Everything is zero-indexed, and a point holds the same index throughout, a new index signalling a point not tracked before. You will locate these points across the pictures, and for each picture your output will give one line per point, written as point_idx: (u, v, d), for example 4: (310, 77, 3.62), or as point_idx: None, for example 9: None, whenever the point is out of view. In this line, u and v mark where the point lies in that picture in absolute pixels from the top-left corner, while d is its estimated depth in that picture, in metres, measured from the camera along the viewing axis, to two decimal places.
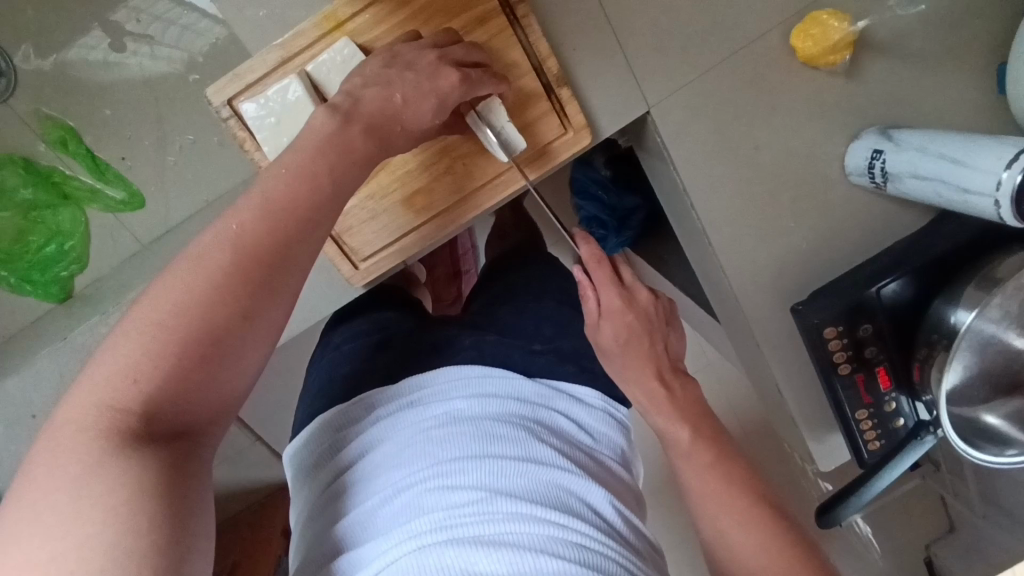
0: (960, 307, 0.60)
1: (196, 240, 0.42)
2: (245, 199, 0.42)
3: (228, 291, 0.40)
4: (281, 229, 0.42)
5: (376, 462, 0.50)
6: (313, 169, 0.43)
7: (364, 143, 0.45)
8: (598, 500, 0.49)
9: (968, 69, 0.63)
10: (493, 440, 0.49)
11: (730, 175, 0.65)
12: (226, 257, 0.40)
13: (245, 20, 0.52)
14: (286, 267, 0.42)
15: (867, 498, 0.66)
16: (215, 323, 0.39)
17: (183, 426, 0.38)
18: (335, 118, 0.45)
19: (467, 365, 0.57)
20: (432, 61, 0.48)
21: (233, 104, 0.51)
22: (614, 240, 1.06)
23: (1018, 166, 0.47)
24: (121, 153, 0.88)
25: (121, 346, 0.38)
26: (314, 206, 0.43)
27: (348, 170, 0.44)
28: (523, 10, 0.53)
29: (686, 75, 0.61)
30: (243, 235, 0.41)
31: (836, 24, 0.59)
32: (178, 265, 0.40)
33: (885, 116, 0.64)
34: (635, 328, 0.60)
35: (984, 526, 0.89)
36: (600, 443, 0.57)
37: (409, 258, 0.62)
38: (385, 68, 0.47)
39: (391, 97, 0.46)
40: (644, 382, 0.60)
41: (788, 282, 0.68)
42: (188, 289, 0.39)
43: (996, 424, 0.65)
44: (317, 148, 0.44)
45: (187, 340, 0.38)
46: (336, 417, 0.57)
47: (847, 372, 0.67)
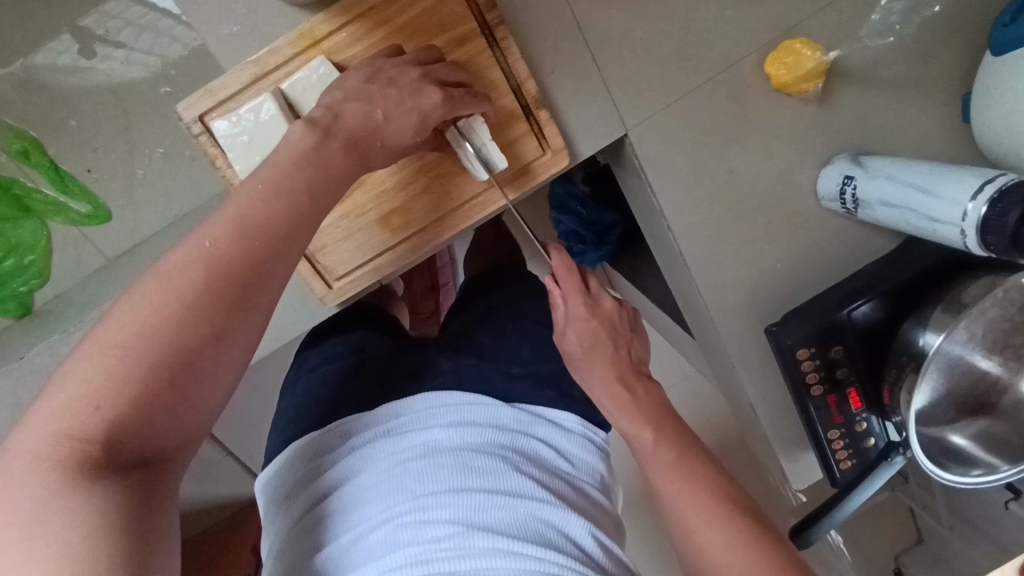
0: (928, 331, 0.61)
1: (167, 255, 0.40)
2: (219, 215, 0.41)
3: (199, 315, 0.38)
4: (256, 248, 0.41)
5: (352, 494, 0.49)
6: (290, 185, 0.42)
7: (344, 159, 0.44)
8: (578, 531, 0.49)
9: (933, 98, 0.65)
10: (471, 471, 0.48)
11: (706, 198, 0.65)
12: (197, 278, 0.39)
13: (219, 35, 0.51)
14: (260, 290, 0.41)
15: (840, 518, 0.66)
16: (186, 348, 0.38)
17: (149, 455, 0.37)
18: (313, 133, 0.44)
19: (447, 391, 0.56)
20: (413, 79, 0.47)
21: (205, 120, 0.50)
22: (593, 254, 1.07)
23: (983, 197, 0.49)
24: (86, 165, 0.85)
25: (83, 370, 0.36)
26: (291, 222, 0.42)
27: (327, 185, 0.43)
28: (502, 32, 0.53)
29: (665, 99, 0.62)
30: (215, 257, 0.40)
31: (809, 53, 0.60)
32: (147, 283, 0.39)
33: (856, 143, 0.65)
34: (599, 333, 0.60)
35: (951, 538, 0.91)
36: (578, 469, 0.57)
37: (385, 277, 0.61)
38: (366, 83, 0.47)
39: (371, 114, 0.46)
40: (605, 385, 0.59)
41: (764, 305, 0.69)
42: (159, 310, 0.38)
43: (962, 444, 0.67)
44: (293, 165, 0.42)
45: (154, 365, 0.37)
46: (311, 445, 0.56)
47: (820, 393, 0.68)
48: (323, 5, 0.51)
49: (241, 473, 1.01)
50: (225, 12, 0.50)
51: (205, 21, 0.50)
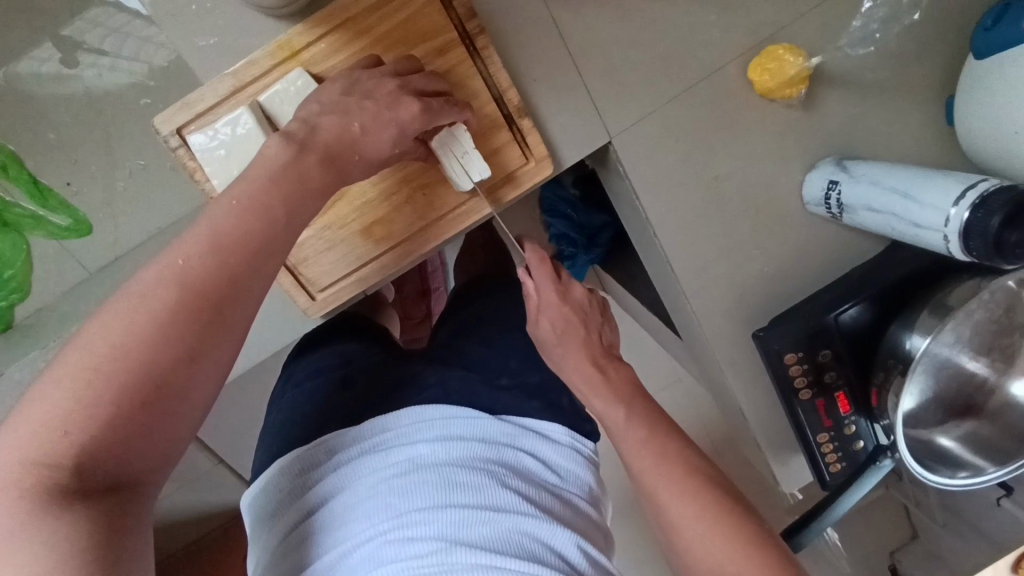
0: (914, 333, 0.61)
1: (137, 273, 0.40)
2: (191, 231, 0.41)
3: (172, 335, 0.38)
4: (229, 267, 0.40)
5: (336, 511, 0.48)
6: (265, 199, 0.42)
7: (322, 174, 0.44)
8: (564, 544, 0.48)
9: (917, 101, 0.65)
10: (455, 487, 0.48)
11: (691, 204, 0.65)
12: (170, 296, 0.38)
13: (195, 48, 0.50)
14: (234, 307, 0.41)
15: (828, 522, 0.66)
16: (158, 368, 0.37)
17: (122, 479, 0.37)
18: (289, 147, 0.43)
19: (433, 404, 0.56)
20: (392, 92, 0.47)
21: (182, 133, 0.50)
22: (584, 258, 1.07)
23: (965, 203, 0.49)
24: (66, 177, 0.82)
25: (50, 394, 0.35)
26: (265, 238, 0.42)
27: (303, 198, 0.43)
28: (483, 41, 0.52)
29: (648, 106, 0.61)
30: (189, 275, 0.39)
31: (792, 59, 0.59)
32: (117, 303, 0.38)
33: (841, 148, 0.65)
34: (572, 318, 0.59)
35: (944, 535, 0.91)
36: (566, 481, 0.57)
37: (369, 288, 0.61)
38: (344, 95, 0.46)
39: (349, 127, 0.45)
40: (579, 369, 0.58)
41: (751, 311, 0.69)
42: (130, 331, 0.37)
43: (950, 447, 0.69)
44: (269, 179, 0.42)
45: (124, 388, 0.36)
46: (296, 460, 0.55)
47: (808, 397, 0.68)
48: (301, 16, 0.51)
49: (233, 483, 1.01)
50: (202, 25, 0.50)
51: (180, 34, 0.50)
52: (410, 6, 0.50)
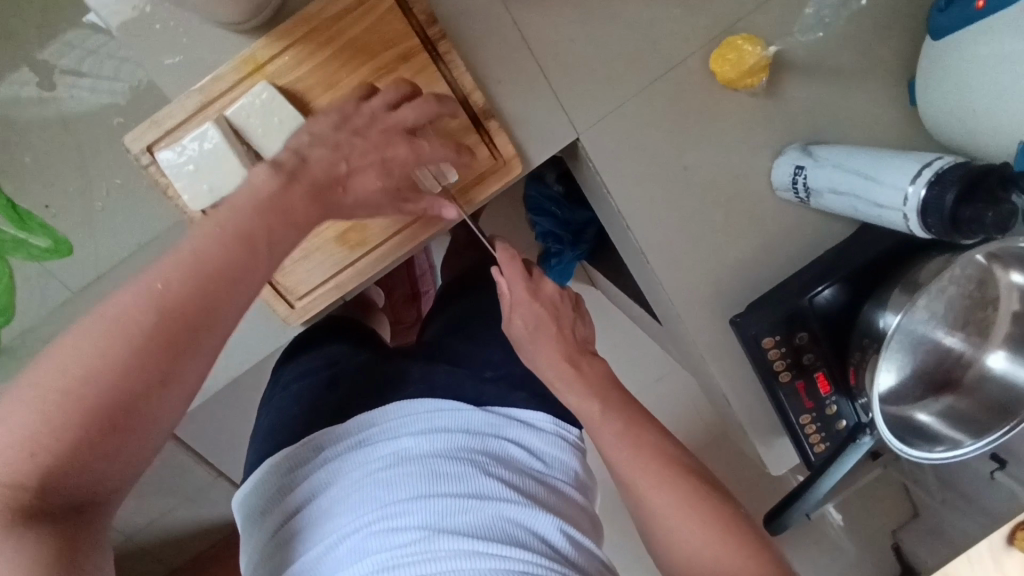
0: (887, 311, 0.63)
1: (114, 293, 0.40)
2: (171, 255, 0.41)
3: (146, 358, 0.39)
4: (204, 293, 0.41)
5: (323, 506, 0.49)
6: (248, 229, 0.42)
7: (308, 206, 0.45)
8: (547, 528, 0.49)
9: (881, 84, 0.66)
10: (439, 477, 0.49)
11: (663, 195, 0.66)
12: (143, 322, 0.39)
13: (163, 67, 0.51)
14: (207, 333, 0.41)
15: (812, 499, 0.69)
16: (126, 391, 0.38)
17: (81, 499, 0.39)
18: (278, 177, 0.44)
19: (417, 399, 0.56)
20: (384, 129, 0.50)
21: (153, 150, 0.51)
22: (571, 254, 1.08)
23: (922, 181, 0.50)
24: (45, 200, 0.71)
25: (19, 415, 0.37)
26: (241, 267, 0.42)
27: (284, 231, 0.44)
28: (445, 46, 0.53)
29: (614, 101, 0.62)
30: (162, 300, 0.39)
31: (750, 49, 0.60)
32: (91, 324, 0.39)
33: (807, 133, 0.66)
34: (543, 315, 0.60)
35: (943, 510, 0.93)
36: (551, 468, 0.58)
37: (348, 293, 0.62)
38: (335, 130, 0.48)
39: (337, 163, 0.47)
40: (553, 363, 0.58)
41: (729, 296, 0.70)
42: (102, 355, 0.38)
43: (929, 422, 0.71)
44: (253, 211, 0.43)
45: (90, 411, 0.38)
46: (285, 459, 0.56)
47: (788, 379, 0.69)
48: (264, 30, 0.51)
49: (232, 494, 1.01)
50: (168, 44, 0.51)
51: (147, 54, 0.51)
52: (371, 14, 0.50)
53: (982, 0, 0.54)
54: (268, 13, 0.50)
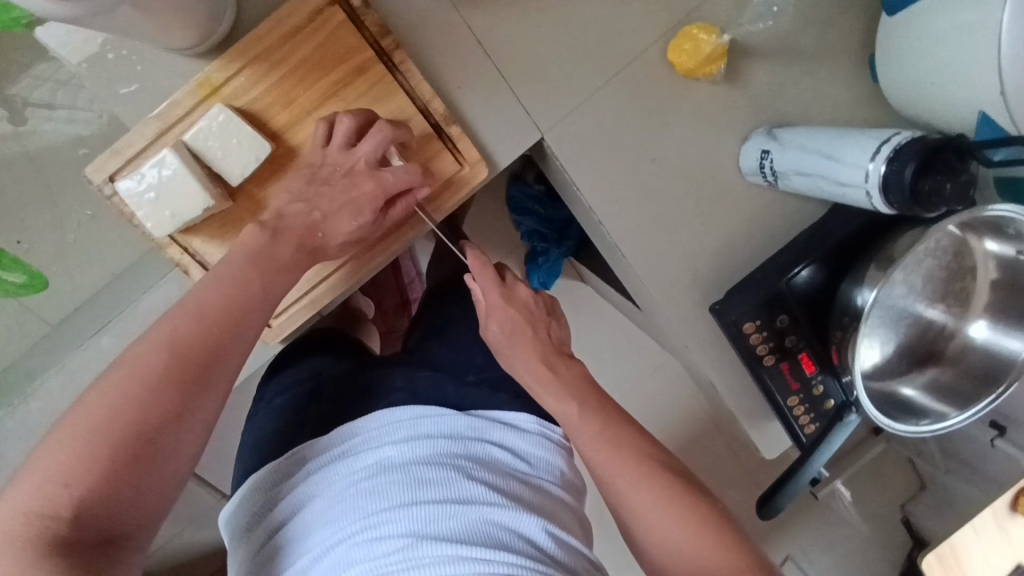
0: (864, 287, 0.63)
1: (129, 346, 0.44)
2: (177, 308, 0.45)
3: (163, 395, 0.42)
4: (212, 335, 0.45)
5: (307, 520, 0.50)
6: (245, 277, 0.47)
7: (291, 252, 0.50)
8: (531, 529, 0.49)
9: (842, 63, 0.67)
10: (421, 484, 0.49)
11: (632, 188, 0.66)
12: (160, 366, 0.42)
13: (119, 96, 0.51)
14: (218, 373, 0.45)
15: (803, 481, 0.67)
16: (146, 426, 0.41)
17: (114, 532, 0.39)
18: (263, 233, 0.49)
19: (399, 407, 0.57)
20: (347, 172, 0.52)
21: (115, 180, 0.51)
22: (557, 252, 1.07)
23: (881, 157, 0.50)
24: (17, 235, 0.70)
25: (50, 453, 0.39)
26: (244, 309, 0.47)
27: (276, 277, 0.49)
28: (400, 55, 0.54)
29: (577, 97, 0.62)
30: (175, 345, 0.43)
31: (706, 37, 0.61)
32: (112, 373, 0.42)
33: (772, 116, 0.66)
34: (518, 320, 0.60)
35: (948, 479, 0.96)
36: (536, 468, 0.58)
37: (324, 307, 0.62)
38: (308, 184, 0.51)
39: (311, 215, 0.51)
40: (531, 368, 0.58)
41: (707, 284, 0.70)
42: (123, 395, 0.41)
43: (913, 396, 0.71)
44: (245, 263, 0.48)
45: (116, 446, 0.40)
46: (269, 474, 0.56)
47: (772, 362, 0.69)
48: (217, 52, 0.52)
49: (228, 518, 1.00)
50: (122, 73, 0.51)
51: (102, 83, 0.51)
52: (324, 30, 0.51)
53: None
54: (220, 35, 0.51)
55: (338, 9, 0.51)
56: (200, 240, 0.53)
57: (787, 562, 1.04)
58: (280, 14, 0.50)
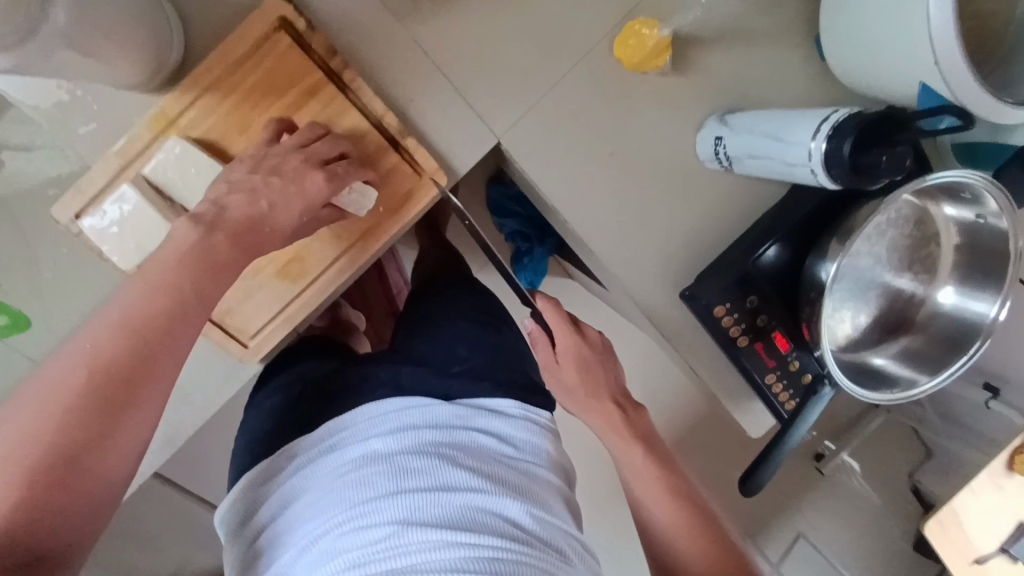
0: (827, 261, 0.64)
1: (51, 360, 0.42)
2: (100, 317, 0.43)
3: (82, 415, 0.40)
4: (137, 349, 0.42)
5: (297, 513, 0.52)
6: (174, 283, 0.44)
7: (229, 251, 0.47)
8: (515, 512, 0.52)
9: (789, 43, 0.68)
10: (406, 474, 0.51)
11: (593, 181, 0.67)
12: (80, 382, 0.41)
13: (79, 136, 0.53)
14: (149, 381, 0.43)
15: (783, 457, 0.68)
16: (69, 448, 0.40)
17: (41, 557, 0.39)
18: (197, 230, 0.46)
19: (387, 399, 0.59)
20: (299, 164, 0.51)
21: (80, 219, 0.53)
22: (540, 249, 1.08)
23: (821, 135, 0.51)
24: None
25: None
26: (172, 316, 0.44)
27: (211, 282, 0.46)
28: (349, 74, 0.56)
29: (531, 98, 0.64)
30: (95, 360, 0.41)
31: (648, 32, 0.62)
32: (32, 392, 0.41)
33: (725, 101, 0.68)
34: (590, 361, 0.66)
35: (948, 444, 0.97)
36: (522, 451, 0.59)
37: (299, 325, 0.64)
38: (251, 174, 0.50)
39: (255, 206, 0.49)
40: (602, 407, 0.65)
41: (676, 268, 0.71)
42: (40, 417, 0.40)
43: (884, 365, 0.72)
44: (176, 262, 0.45)
45: (38, 468, 0.39)
46: (261, 470, 0.58)
47: (746, 343, 0.70)
48: (169, 85, 0.53)
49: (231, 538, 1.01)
50: (76, 113, 0.53)
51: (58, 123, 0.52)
52: (272, 56, 0.53)
53: None
54: (170, 70, 0.52)
55: (284, 36, 0.53)
56: None
57: (799, 539, 1.02)
58: (226, 45, 0.52)
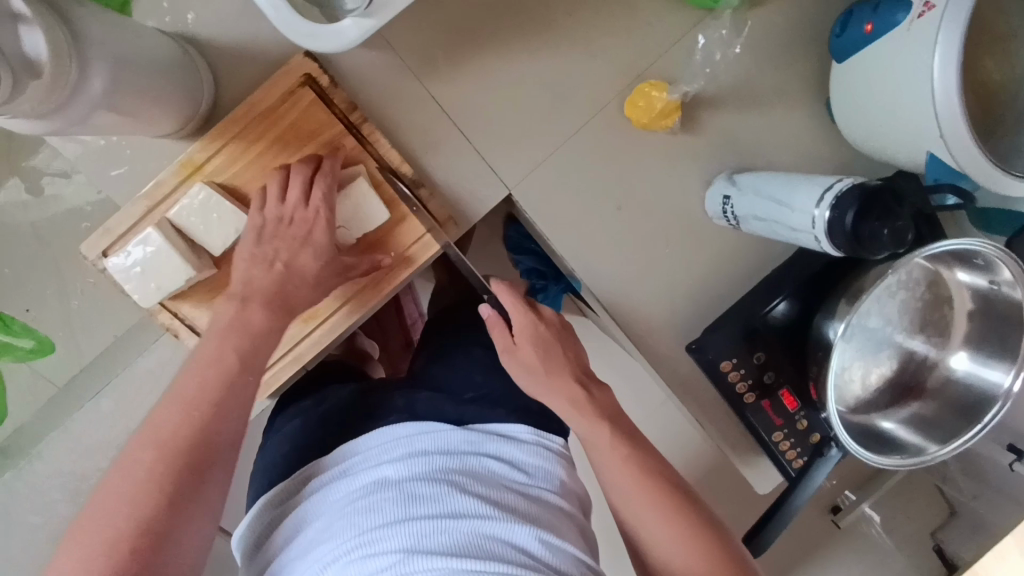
0: (835, 320, 0.63)
1: (126, 449, 0.48)
2: (168, 404, 0.50)
3: (160, 479, 0.46)
4: (200, 419, 0.49)
5: (310, 538, 0.53)
6: (222, 352, 0.52)
7: (265, 315, 0.55)
8: (524, 539, 0.51)
9: (801, 105, 0.69)
10: (414, 500, 0.52)
11: (601, 232, 0.68)
12: (152, 454, 0.47)
13: (110, 177, 0.57)
14: (216, 445, 0.49)
15: (789, 518, 0.67)
16: (149, 513, 0.44)
17: None
18: (234, 304, 0.55)
19: (399, 425, 0.61)
20: (291, 217, 0.56)
21: (107, 255, 0.57)
22: (555, 287, 1.04)
23: (826, 203, 0.52)
24: (24, 303, 0.76)
25: (69, 557, 0.42)
26: (230, 388, 0.51)
27: (257, 343, 0.54)
28: (369, 127, 0.60)
29: (543, 153, 0.66)
30: (166, 435, 0.48)
31: (658, 93, 0.64)
32: (113, 472, 0.46)
33: (735, 159, 0.69)
34: (548, 338, 0.64)
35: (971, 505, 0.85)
36: (533, 478, 0.60)
37: (309, 362, 0.66)
38: (261, 245, 0.56)
39: (275, 267, 0.57)
40: (565, 387, 0.61)
41: (684, 318, 0.72)
42: (124, 485, 0.45)
43: (892, 430, 0.70)
44: (224, 333, 0.53)
45: (127, 529, 0.43)
46: (277, 493, 0.61)
47: (752, 399, 0.69)
48: (199, 133, 0.57)
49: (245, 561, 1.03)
50: (110, 159, 0.57)
51: (94, 169, 0.56)
52: (295, 110, 0.57)
53: (869, 25, 0.59)
54: (199, 119, 0.56)
55: (308, 90, 0.57)
56: (189, 306, 0.59)
57: None
58: (254, 97, 0.57)
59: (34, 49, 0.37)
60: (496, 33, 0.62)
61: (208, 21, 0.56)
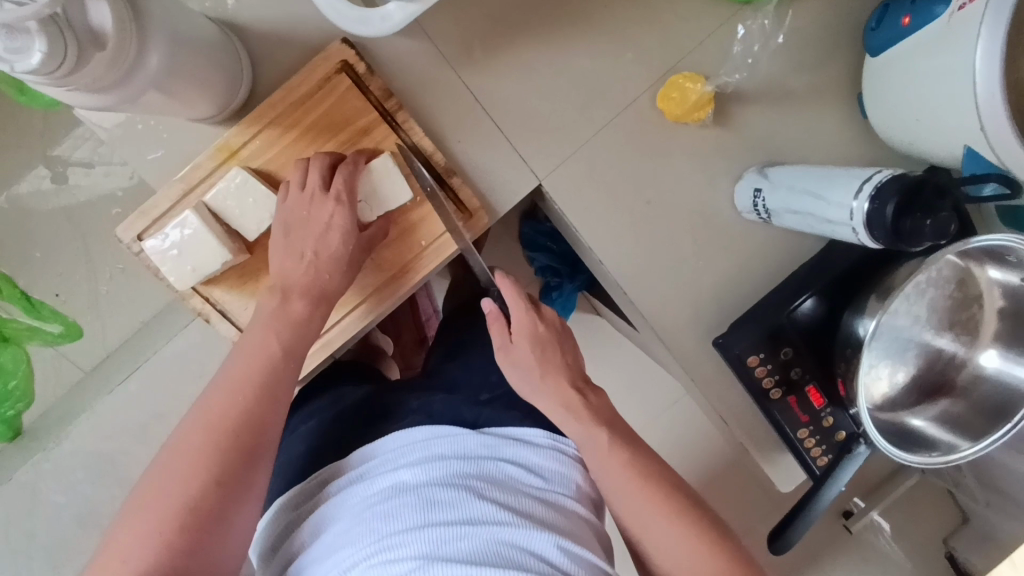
0: (865, 317, 0.62)
1: (176, 430, 0.51)
2: (213, 390, 0.52)
3: (208, 461, 0.48)
4: (243, 408, 0.51)
5: (328, 542, 0.53)
6: (264, 343, 0.53)
7: (307, 309, 0.55)
8: (542, 545, 0.51)
9: (832, 103, 0.69)
10: (432, 505, 0.52)
11: (624, 229, 0.68)
12: (201, 437, 0.49)
13: (147, 161, 0.58)
14: (261, 434, 0.51)
15: (816, 515, 0.65)
16: (195, 497, 0.47)
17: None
18: (275, 296, 0.55)
19: (416, 428, 0.60)
20: (309, 206, 0.56)
21: (142, 238, 0.58)
22: (569, 286, 1.04)
23: (863, 195, 0.52)
24: (54, 289, 0.85)
25: (124, 529, 0.45)
26: (270, 385, 0.52)
27: (293, 332, 0.54)
28: (403, 115, 0.60)
29: (571, 147, 0.66)
30: (209, 419, 0.50)
31: (693, 86, 0.64)
32: (163, 455, 0.49)
33: (762, 157, 0.68)
34: (548, 336, 0.63)
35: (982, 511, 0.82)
36: (550, 483, 0.59)
37: (336, 351, 0.65)
38: (286, 236, 0.56)
39: (304, 255, 0.56)
40: (560, 392, 0.61)
41: (707, 317, 0.71)
42: (172, 468, 0.48)
43: (922, 427, 0.70)
44: (268, 326, 0.54)
45: (176, 510, 0.46)
46: (296, 495, 0.61)
47: (779, 396, 0.68)
48: (235, 119, 0.58)
49: None
50: (148, 141, 0.57)
51: (134, 152, 0.58)
52: (334, 95, 0.58)
53: (908, 18, 0.59)
54: (238, 104, 0.57)
55: (344, 77, 0.58)
56: (221, 290, 0.59)
57: None
58: (292, 84, 0.57)
59: (100, 20, 0.38)
60: (531, 25, 0.63)
61: (249, 6, 0.57)
